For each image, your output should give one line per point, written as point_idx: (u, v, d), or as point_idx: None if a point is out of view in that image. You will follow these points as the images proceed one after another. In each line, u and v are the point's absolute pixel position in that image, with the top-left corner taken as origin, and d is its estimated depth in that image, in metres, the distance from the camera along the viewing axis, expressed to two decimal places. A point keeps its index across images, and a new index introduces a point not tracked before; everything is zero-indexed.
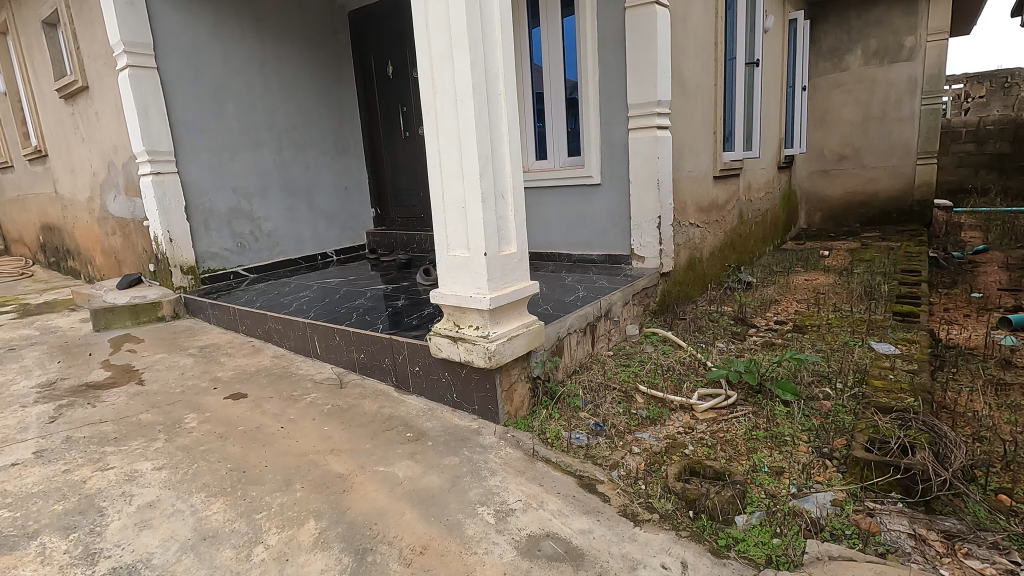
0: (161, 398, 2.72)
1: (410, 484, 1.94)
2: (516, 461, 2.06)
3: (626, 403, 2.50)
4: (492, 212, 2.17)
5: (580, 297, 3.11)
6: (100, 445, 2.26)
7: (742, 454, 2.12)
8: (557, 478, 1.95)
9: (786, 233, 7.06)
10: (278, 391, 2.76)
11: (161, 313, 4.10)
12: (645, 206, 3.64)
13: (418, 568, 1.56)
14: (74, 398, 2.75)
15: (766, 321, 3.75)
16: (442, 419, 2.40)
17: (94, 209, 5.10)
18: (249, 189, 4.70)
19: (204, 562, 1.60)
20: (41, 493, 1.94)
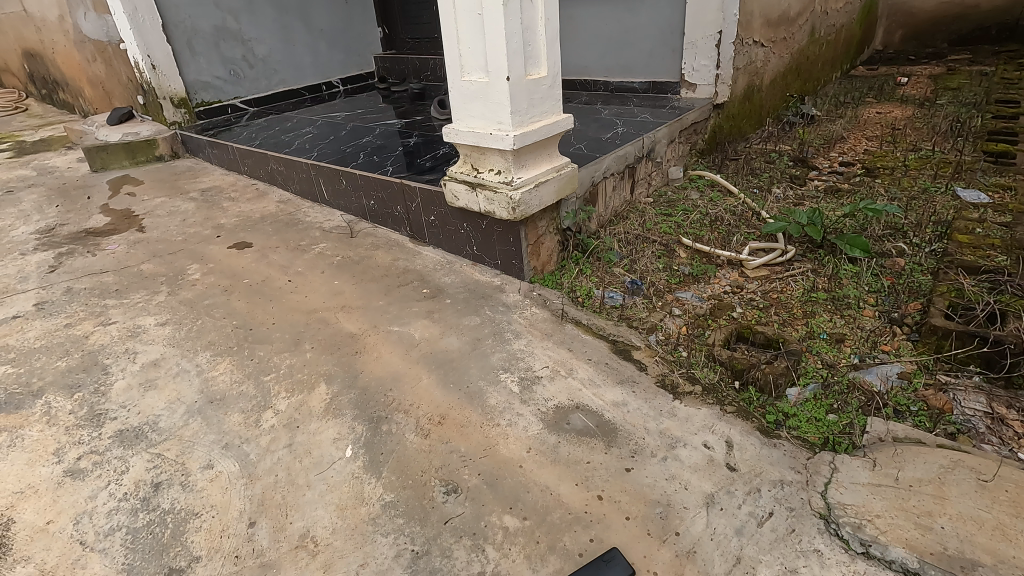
0: (163, 247, 2.54)
1: (427, 347, 1.78)
2: (542, 323, 1.86)
3: (667, 258, 2.22)
4: (517, 20, 1.68)
5: (619, 134, 2.66)
6: (101, 298, 2.13)
7: (797, 319, 1.88)
8: (587, 343, 1.75)
9: (858, 56, 6.04)
10: (284, 240, 2.54)
11: (159, 154, 3.80)
12: (704, 18, 2.97)
13: (436, 439, 1.44)
14: (74, 245, 2.60)
15: (829, 162, 3.25)
16: (462, 274, 2.18)
17: (67, 31, 4.52)
18: (235, 3, 4.02)
19: (212, 427, 1.51)
20: (44, 348, 1.85)
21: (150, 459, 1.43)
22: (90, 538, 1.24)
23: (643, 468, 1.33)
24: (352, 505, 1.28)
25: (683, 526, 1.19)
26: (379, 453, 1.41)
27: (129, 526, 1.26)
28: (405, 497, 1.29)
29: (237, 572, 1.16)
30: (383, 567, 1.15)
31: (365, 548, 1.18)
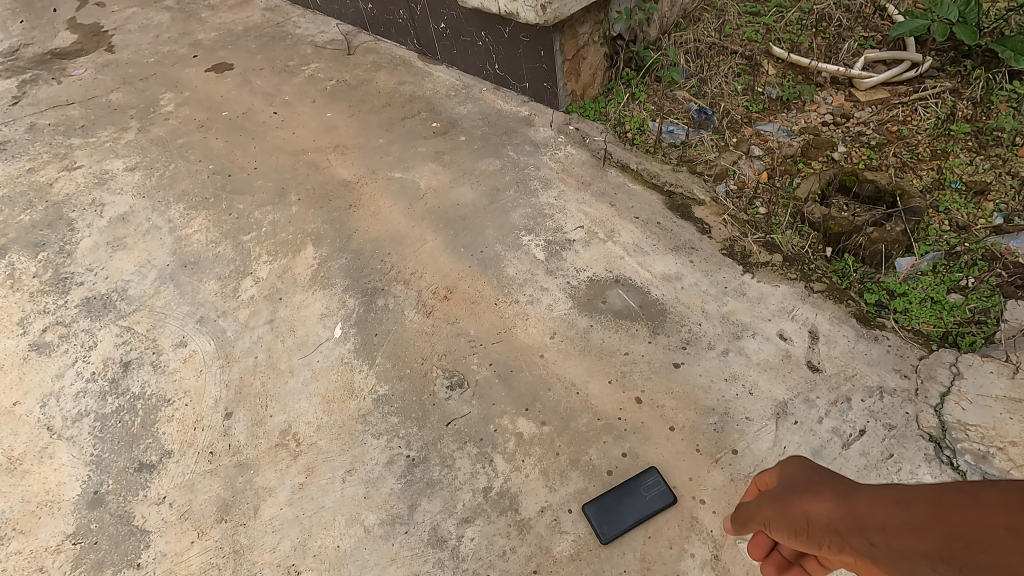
0: (133, 71, 2.15)
1: (435, 200, 1.44)
2: (579, 169, 1.46)
3: (749, 76, 1.68)
4: None
5: None
6: (66, 137, 1.84)
7: (922, 162, 1.40)
8: (635, 195, 1.37)
9: None
10: (270, 59, 2.09)
11: None
12: None
13: (440, 318, 1.18)
14: (38, 71, 2.24)
15: None
16: (481, 102, 1.73)
17: None
18: None
19: (185, 297, 1.30)
20: (6, 199, 1.62)
21: (119, 334, 1.25)
22: (58, 424, 1.11)
23: (696, 364, 1.05)
24: (340, 397, 1.08)
25: (743, 443, 0.94)
26: (372, 334, 1.17)
27: (97, 412, 1.11)
28: (400, 390, 1.08)
29: (211, 471, 1.01)
30: (372, 475, 0.97)
31: (353, 452, 1.00)
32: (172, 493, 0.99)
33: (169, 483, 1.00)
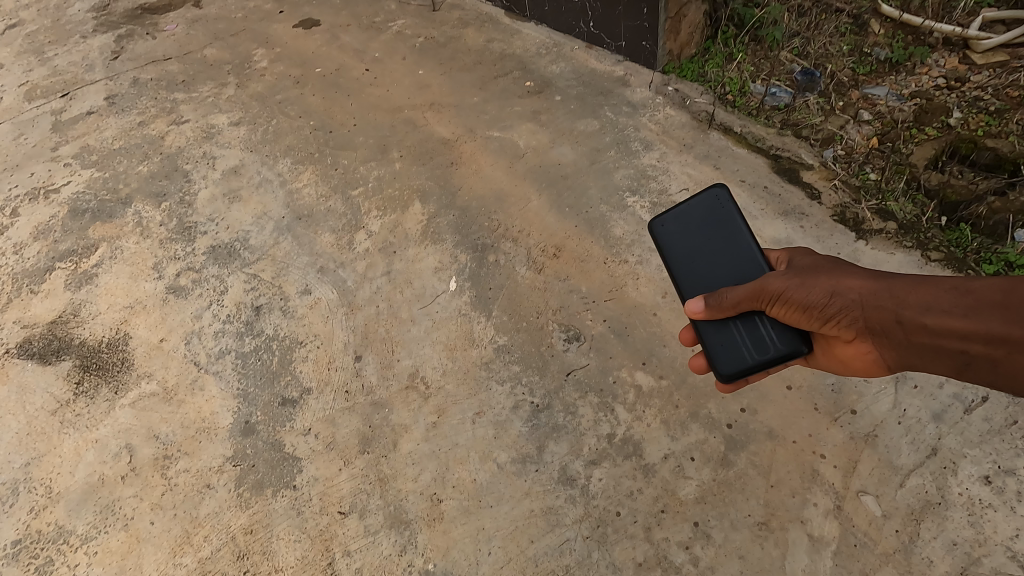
0: (223, 26, 2.19)
1: (535, 159, 1.45)
2: (679, 131, 1.45)
3: (856, 34, 1.62)
4: None
5: None
6: (169, 92, 1.91)
7: None
8: (740, 159, 1.36)
9: None
10: (355, 14, 2.09)
11: None
12: None
13: (551, 275, 1.23)
14: (131, 26, 2.31)
15: None
16: (574, 61, 1.71)
17: None
18: None
19: (303, 247, 1.38)
20: (123, 151, 1.71)
21: (247, 280, 1.33)
22: (204, 359, 1.21)
23: None
24: (462, 346, 1.15)
25: (862, 404, 0.97)
26: (486, 288, 1.23)
27: (236, 351, 1.21)
28: (519, 341, 1.13)
29: (350, 408, 1.10)
30: (501, 418, 1.04)
31: (480, 396, 1.07)
32: (316, 425, 1.08)
33: (312, 416, 1.10)
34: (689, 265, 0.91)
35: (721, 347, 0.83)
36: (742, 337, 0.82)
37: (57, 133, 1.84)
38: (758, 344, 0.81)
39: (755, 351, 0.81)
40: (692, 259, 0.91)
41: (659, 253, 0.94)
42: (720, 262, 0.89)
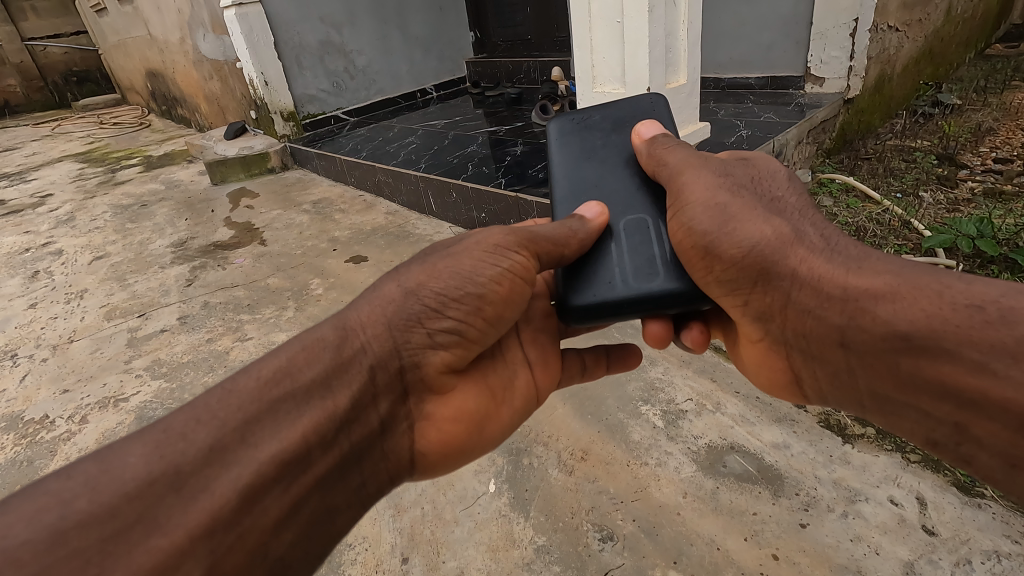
0: (285, 260, 2.63)
1: None
2: (678, 348, 1.75)
3: None
4: (660, 26, 1.65)
5: (745, 137, 2.47)
6: (235, 313, 2.23)
7: None
8: (733, 373, 1.62)
9: (995, 32, 5.37)
10: (397, 253, 2.55)
11: (271, 166, 4.01)
12: (839, 5, 2.70)
13: (581, 477, 1.37)
14: (205, 259, 2.76)
15: (981, 159, 2.91)
16: None
17: (188, 50, 4.98)
18: (338, 16, 4.14)
19: None
20: (191, 363, 1.95)
21: None
22: None
23: (821, 525, 1.18)
24: (504, 546, 1.23)
25: None
26: (523, 489, 1.36)
27: None
28: (557, 541, 1.23)
29: None
30: None
31: None
32: None
33: None
34: (579, 170, 1.07)
35: (593, 275, 0.94)
36: (612, 268, 0.93)
37: (131, 347, 2.10)
38: (628, 278, 0.92)
39: (620, 280, 0.92)
40: (586, 166, 1.07)
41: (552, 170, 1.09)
42: (604, 177, 1.05)
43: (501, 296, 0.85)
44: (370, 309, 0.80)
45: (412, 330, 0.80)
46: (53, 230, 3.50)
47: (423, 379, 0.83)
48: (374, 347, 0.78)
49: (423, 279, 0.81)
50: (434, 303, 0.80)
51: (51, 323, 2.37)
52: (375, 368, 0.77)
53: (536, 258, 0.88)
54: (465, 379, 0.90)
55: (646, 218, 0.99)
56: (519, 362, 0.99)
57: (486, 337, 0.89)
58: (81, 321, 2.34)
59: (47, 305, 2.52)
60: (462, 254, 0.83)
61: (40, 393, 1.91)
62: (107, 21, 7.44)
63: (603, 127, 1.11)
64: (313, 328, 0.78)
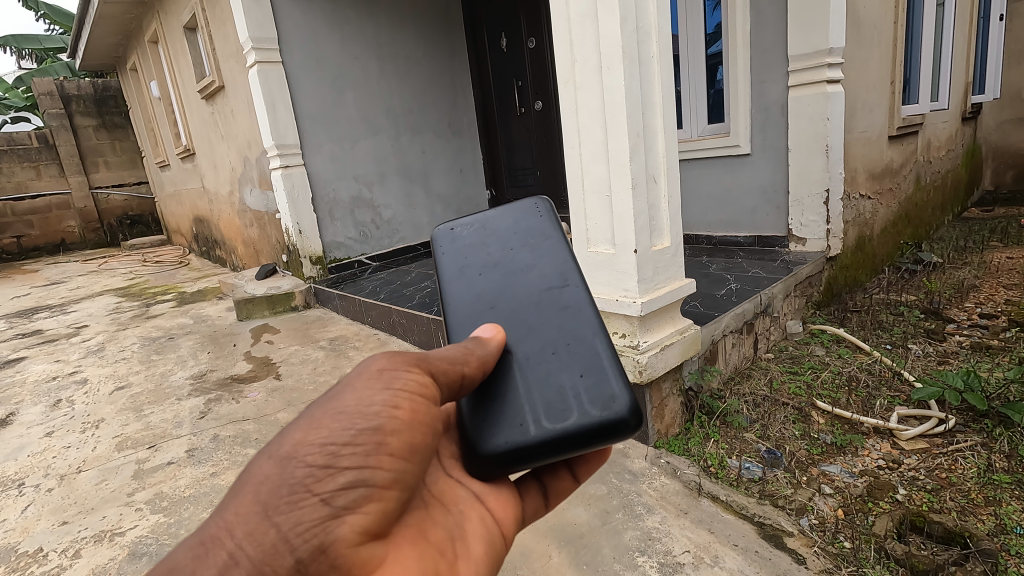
0: (296, 395, 2.72)
1: (554, 518, 1.69)
2: (675, 496, 1.73)
3: (803, 424, 2.10)
4: (643, 199, 1.91)
5: (734, 289, 2.67)
6: (242, 447, 2.28)
7: (980, 506, 1.63)
8: (729, 523, 1.59)
9: (969, 197, 5.81)
10: None
11: (295, 304, 4.28)
12: (810, 178, 3.07)
13: None
14: (221, 392, 2.87)
15: (967, 314, 3.05)
16: None
17: (235, 201, 5.57)
18: (370, 177, 4.69)
19: None
20: (192, 497, 1.96)
21: None
22: None
23: None
24: None
25: None
26: None
27: None
28: None
29: None
30: None
31: None
32: None
33: None
34: (472, 285, 0.93)
35: (499, 414, 0.78)
36: (521, 405, 0.78)
37: (137, 479, 2.13)
38: (540, 414, 0.77)
39: (532, 418, 0.77)
40: (478, 277, 0.94)
41: (439, 281, 0.96)
42: (500, 287, 0.91)
43: (405, 423, 0.67)
44: (237, 498, 0.60)
45: (301, 506, 0.61)
46: (82, 359, 3.69)
47: (340, 563, 0.61)
48: (246, 551, 0.58)
49: (298, 437, 0.63)
50: (320, 459, 0.62)
51: (63, 451, 2.43)
52: (255, 574, 0.57)
53: (434, 378, 0.72)
54: (399, 545, 0.68)
55: (555, 334, 0.85)
56: (461, 500, 0.79)
57: (410, 478, 0.70)
58: (92, 451, 2.39)
59: (62, 434, 2.60)
60: (343, 391, 0.67)
61: (37, 524, 1.91)
62: (167, 174, 8.41)
63: (495, 230, 0.99)
64: (164, 558, 0.57)
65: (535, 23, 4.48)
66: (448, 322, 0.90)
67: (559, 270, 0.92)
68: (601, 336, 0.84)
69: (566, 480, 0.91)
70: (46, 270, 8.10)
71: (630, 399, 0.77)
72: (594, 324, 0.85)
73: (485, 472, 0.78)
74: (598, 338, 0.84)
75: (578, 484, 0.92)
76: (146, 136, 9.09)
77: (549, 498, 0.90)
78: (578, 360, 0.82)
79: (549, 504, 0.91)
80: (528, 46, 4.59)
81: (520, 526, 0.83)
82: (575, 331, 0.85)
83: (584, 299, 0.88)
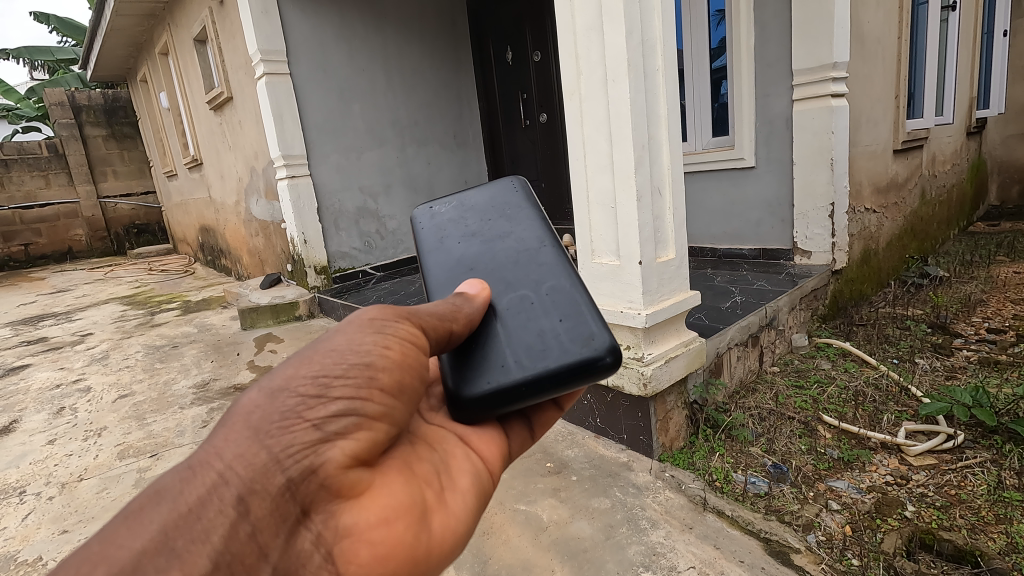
0: None
1: (557, 531, 1.67)
2: (680, 511, 1.71)
3: (810, 438, 2.08)
4: (648, 212, 1.91)
5: (739, 302, 2.66)
6: None
7: (990, 524, 1.60)
8: (735, 539, 1.57)
9: (975, 212, 5.79)
10: None
11: (298, 313, 4.28)
12: (815, 191, 3.07)
13: None
14: (224, 401, 2.87)
15: (975, 329, 3.03)
16: (586, 447, 2.13)
17: (241, 211, 5.62)
18: (375, 187, 4.72)
19: None
20: None
21: None
22: None
23: None
24: None
25: None
26: None
27: None
28: None
29: None
30: None
31: None
32: None
33: None
34: (451, 251, 0.93)
35: (479, 359, 0.77)
36: (501, 349, 0.77)
37: (138, 488, 2.13)
38: (520, 355, 0.76)
39: (513, 360, 0.76)
40: (458, 245, 0.93)
41: (418, 254, 0.96)
42: (480, 251, 0.91)
43: (396, 362, 0.66)
44: (227, 426, 0.57)
45: (292, 430, 0.58)
46: (86, 367, 3.70)
47: (330, 484, 0.59)
48: (236, 471, 0.54)
49: (289, 371, 0.61)
50: (311, 389, 0.60)
51: (64, 459, 2.42)
52: (245, 493, 0.54)
53: (424, 332, 0.72)
54: (386, 473, 0.66)
55: (533, 286, 0.84)
56: (446, 441, 0.77)
57: (398, 415, 0.68)
58: (94, 459, 2.39)
59: (65, 441, 2.60)
60: (334, 335, 0.66)
61: (38, 532, 1.91)
62: (175, 184, 8.48)
63: (472, 206, 1.00)
64: (151, 481, 0.53)
65: (541, 36, 4.53)
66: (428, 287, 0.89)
67: (536, 234, 0.92)
68: (580, 286, 0.84)
69: (550, 410, 0.90)
70: (53, 279, 8.16)
71: (609, 338, 0.76)
72: (572, 277, 0.85)
73: (468, 414, 0.76)
74: (577, 287, 0.83)
75: (562, 413, 0.91)
76: (155, 146, 9.18)
77: (535, 430, 0.89)
78: (558, 306, 0.81)
79: (535, 435, 0.89)
80: (533, 60, 4.64)
81: (507, 464, 0.81)
82: (554, 282, 0.84)
83: (562, 257, 0.88)
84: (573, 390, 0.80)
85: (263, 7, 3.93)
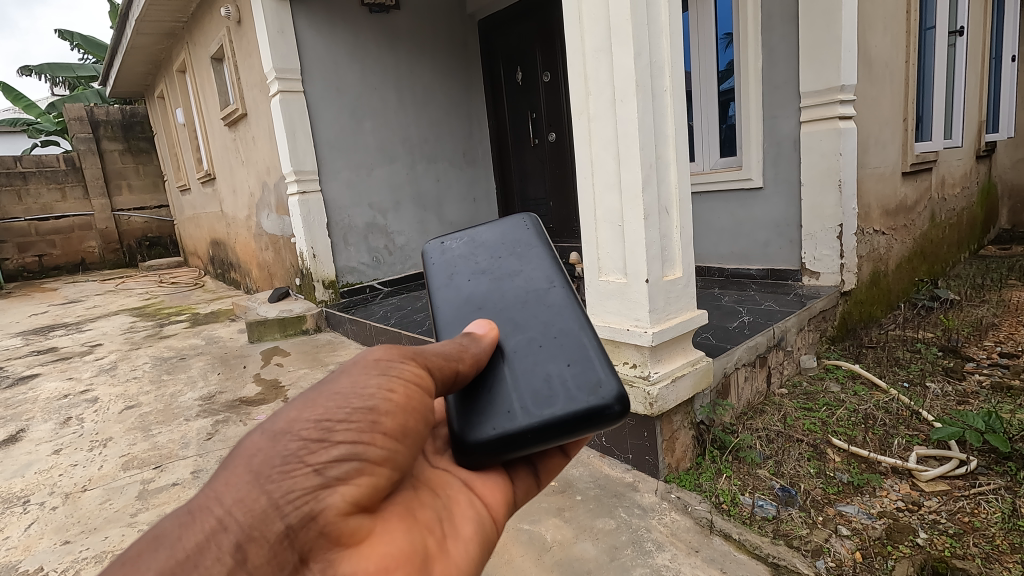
0: None
1: (560, 552, 1.65)
2: (685, 533, 1.69)
3: (818, 461, 2.05)
4: (655, 230, 1.91)
5: (747, 322, 2.64)
6: None
7: (1006, 553, 1.56)
8: (743, 565, 1.54)
9: (986, 236, 5.74)
10: None
11: (305, 327, 4.29)
12: (823, 212, 3.07)
13: None
14: (229, 414, 2.87)
15: (987, 353, 2.99)
16: (591, 467, 2.11)
17: (251, 225, 5.69)
18: (384, 204, 4.77)
19: None
20: None
21: None
22: None
23: None
24: None
25: None
26: None
27: None
28: None
29: None
30: None
31: None
32: None
33: None
34: (462, 289, 0.93)
35: (487, 403, 0.77)
36: (509, 394, 0.77)
37: (140, 499, 2.12)
38: (527, 401, 0.76)
39: (519, 406, 0.75)
40: (467, 282, 0.94)
41: (428, 290, 0.96)
42: (490, 290, 0.91)
43: (399, 406, 0.66)
44: (229, 469, 0.58)
45: (293, 475, 0.58)
46: (94, 378, 3.72)
47: (329, 531, 0.58)
48: (235, 517, 0.55)
49: (292, 414, 0.61)
50: (314, 433, 0.60)
51: (69, 469, 2.43)
52: (244, 540, 0.55)
53: (429, 372, 0.71)
54: (388, 519, 0.65)
55: (541, 329, 0.84)
56: (450, 486, 0.76)
57: (401, 459, 0.67)
58: (98, 470, 2.39)
59: (70, 451, 2.61)
60: (339, 376, 0.66)
61: (39, 543, 1.90)
62: (188, 199, 8.61)
63: (483, 242, 1.01)
64: (150, 527, 0.54)
65: (551, 58, 4.59)
66: (436, 324, 0.89)
67: (545, 274, 0.92)
68: (587, 330, 0.84)
69: (557, 456, 0.89)
70: (64, 290, 8.23)
71: (617, 386, 0.77)
72: (580, 320, 0.85)
73: (473, 460, 0.76)
74: (584, 332, 0.83)
75: (569, 460, 0.90)
76: (170, 161, 9.35)
77: (540, 477, 0.88)
78: (566, 351, 0.81)
79: (540, 484, 0.88)
80: (543, 81, 4.70)
81: (513, 512, 0.80)
82: (563, 326, 0.84)
83: (571, 300, 0.88)
84: (578, 438, 0.79)
85: (279, 27, 4.03)
